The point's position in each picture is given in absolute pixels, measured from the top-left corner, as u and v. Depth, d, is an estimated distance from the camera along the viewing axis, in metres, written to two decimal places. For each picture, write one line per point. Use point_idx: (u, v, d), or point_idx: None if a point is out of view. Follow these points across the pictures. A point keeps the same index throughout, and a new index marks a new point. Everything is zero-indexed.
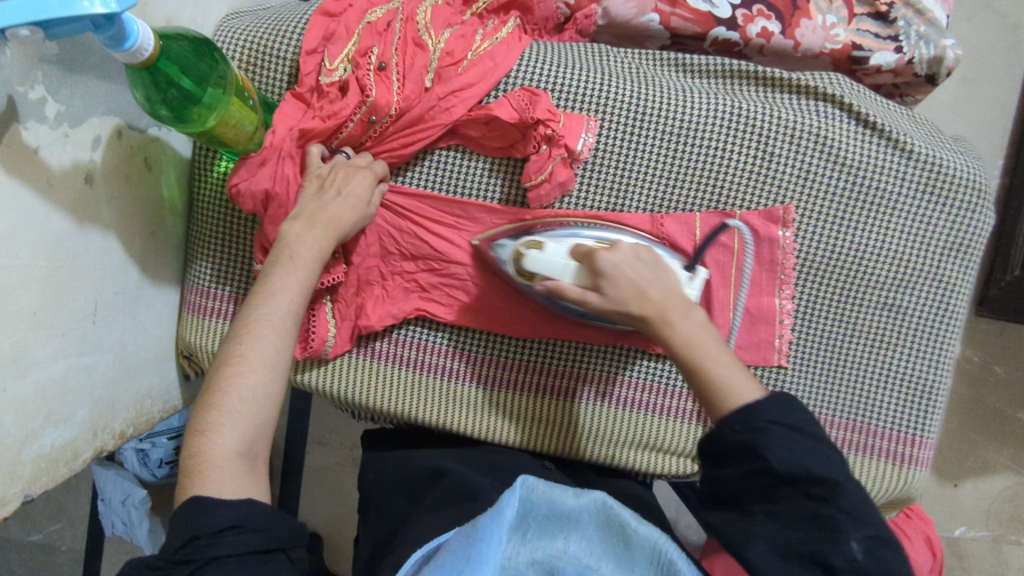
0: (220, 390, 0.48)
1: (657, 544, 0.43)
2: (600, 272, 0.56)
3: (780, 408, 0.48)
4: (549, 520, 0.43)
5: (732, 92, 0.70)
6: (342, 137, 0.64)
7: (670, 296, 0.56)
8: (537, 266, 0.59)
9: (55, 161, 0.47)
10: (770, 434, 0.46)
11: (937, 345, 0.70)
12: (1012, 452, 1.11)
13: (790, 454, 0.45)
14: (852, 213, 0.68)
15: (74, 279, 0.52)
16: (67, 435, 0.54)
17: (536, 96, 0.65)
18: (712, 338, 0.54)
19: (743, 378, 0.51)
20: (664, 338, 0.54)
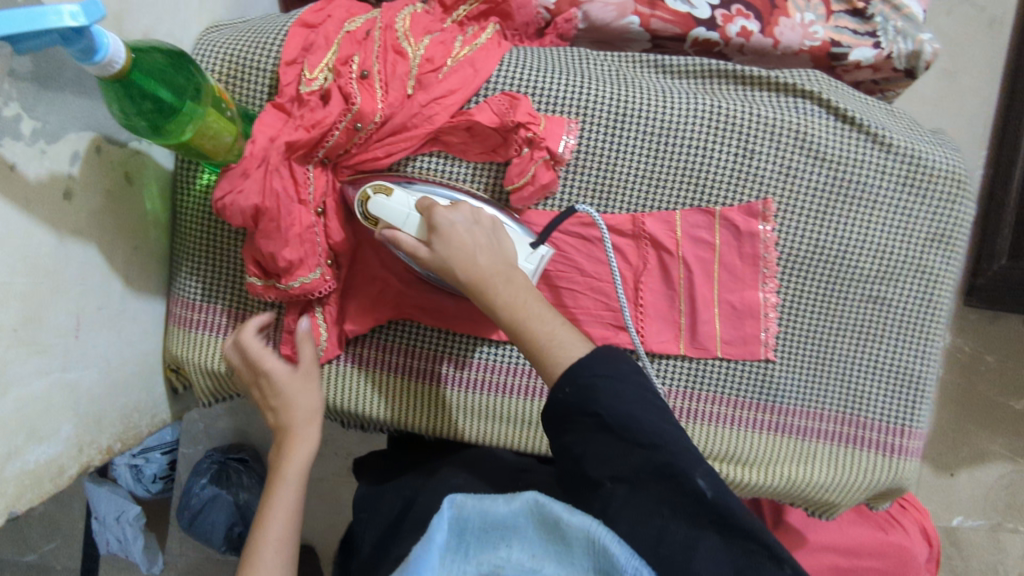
0: (247, 569, 0.58)
1: (591, 530, 0.36)
2: (434, 227, 0.58)
3: (598, 363, 0.51)
4: (485, 531, 0.36)
5: (710, 90, 0.70)
6: (326, 146, 0.63)
7: (499, 263, 0.58)
8: (380, 214, 0.60)
9: (33, 177, 0.47)
10: (600, 387, 0.49)
11: (922, 334, 0.71)
12: (1006, 441, 1.12)
13: (616, 400, 0.49)
14: (832, 207, 0.68)
15: (55, 295, 0.51)
16: (51, 451, 0.54)
17: (517, 100, 0.65)
18: (533, 298, 0.57)
19: (574, 337, 0.55)
20: (488, 297, 0.57)
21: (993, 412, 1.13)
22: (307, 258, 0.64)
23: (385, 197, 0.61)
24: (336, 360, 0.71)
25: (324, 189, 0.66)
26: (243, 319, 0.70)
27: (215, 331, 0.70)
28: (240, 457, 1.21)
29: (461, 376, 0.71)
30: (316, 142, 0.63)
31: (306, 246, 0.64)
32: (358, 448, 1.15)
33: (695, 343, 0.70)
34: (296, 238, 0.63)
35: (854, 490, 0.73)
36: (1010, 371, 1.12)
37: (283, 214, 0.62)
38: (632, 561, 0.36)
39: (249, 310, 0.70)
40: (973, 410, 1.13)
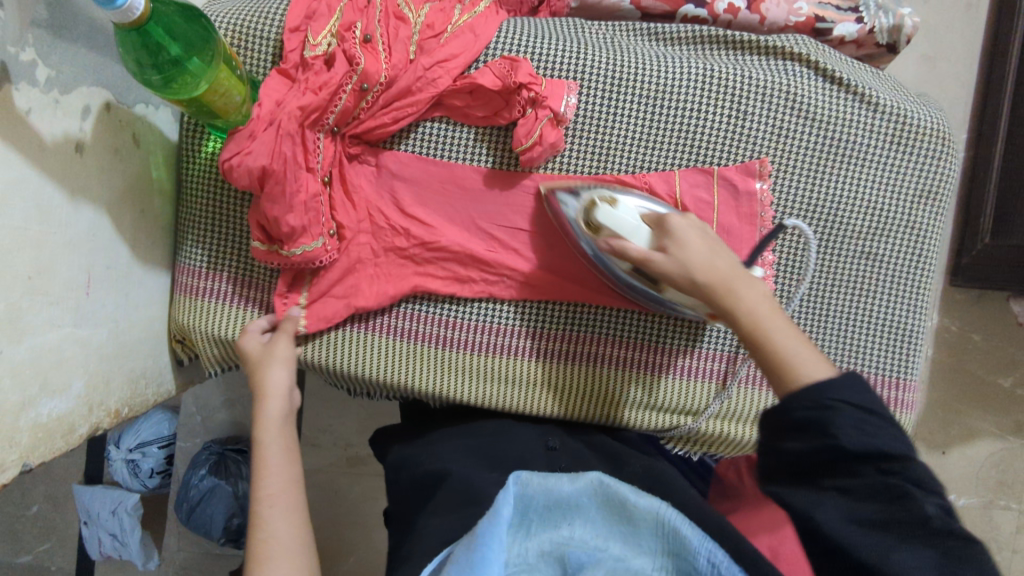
0: (263, 534, 0.54)
1: (659, 513, 0.42)
2: (670, 230, 0.60)
3: (853, 386, 0.46)
4: (551, 510, 0.44)
5: (704, 55, 0.72)
6: (336, 112, 0.64)
7: (733, 269, 0.58)
8: (604, 221, 0.61)
9: (49, 126, 0.48)
10: (846, 415, 0.44)
11: (915, 289, 0.73)
12: (995, 418, 1.14)
13: (859, 432, 0.43)
14: (825, 165, 0.71)
15: (66, 248, 0.52)
16: (63, 407, 0.53)
17: (517, 62, 0.67)
18: (774, 310, 0.55)
19: (816, 356, 0.51)
20: (730, 304, 0.56)
21: (983, 390, 1.14)
22: (311, 226, 0.64)
23: (610, 205, 0.61)
24: (343, 329, 0.71)
25: (331, 158, 0.67)
26: (248, 288, 0.70)
27: (221, 300, 0.70)
28: (240, 447, 1.19)
29: (638, 361, 0.73)
30: (326, 107, 0.63)
31: (311, 214, 0.64)
32: (357, 438, 1.15)
33: None
34: (302, 205, 0.62)
35: None
36: (998, 349, 1.14)
37: (289, 178, 0.61)
38: (704, 542, 0.40)
39: (255, 278, 0.70)
40: (962, 388, 1.15)
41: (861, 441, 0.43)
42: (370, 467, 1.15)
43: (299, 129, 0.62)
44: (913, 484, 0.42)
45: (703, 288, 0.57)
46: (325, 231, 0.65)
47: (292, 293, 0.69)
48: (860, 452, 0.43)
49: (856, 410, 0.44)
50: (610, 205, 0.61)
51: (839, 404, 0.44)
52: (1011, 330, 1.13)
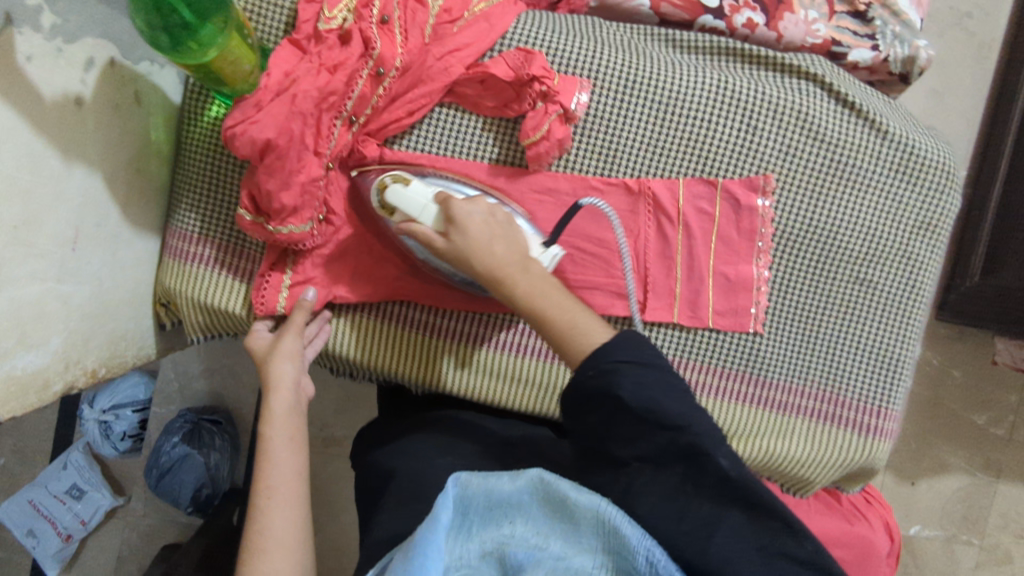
0: (259, 527, 0.55)
1: (600, 511, 0.43)
2: (453, 219, 0.57)
3: (622, 347, 0.50)
4: (490, 509, 0.43)
5: (719, 66, 0.72)
6: (353, 97, 0.62)
7: (516, 252, 0.57)
8: (396, 202, 0.59)
9: (50, 73, 0.47)
10: (626, 375, 0.49)
11: (905, 319, 0.73)
12: (967, 454, 1.15)
13: (638, 387, 0.49)
14: (829, 187, 0.71)
15: (57, 201, 0.50)
16: (39, 362, 0.52)
17: (532, 55, 0.66)
18: (554, 288, 0.56)
19: (594, 322, 0.54)
20: (506, 288, 0.56)
21: (958, 425, 1.16)
22: (303, 209, 0.63)
23: (402, 186, 0.60)
24: (338, 306, 0.71)
25: (344, 146, 0.64)
26: (242, 259, 0.69)
27: (212, 267, 0.68)
28: (215, 418, 1.18)
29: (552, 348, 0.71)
30: (343, 92, 0.62)
31: (307, 197, 0.62)
32: (333, 419, 1.14)
33: (689, 313, 0.72)
34: (299, 186, 0.61)
35: (825, 468, 0.75)
36: (975, 386, 1.15)
37: (293, 156, 0.60)
38: (642, 540, 0.42)
39: (248, 249, 0.69)
40: (937, 422, 1.16)
41: (641, 396, 0.48)
42: (344, 449, 1.14)
43: (315, 114, 0.61)
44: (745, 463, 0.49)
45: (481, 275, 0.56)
46: (316, 216, 0.64)
47: (274, 272, 0.67)
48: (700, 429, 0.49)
49: (631, 366, 0.49)
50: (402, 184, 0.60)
51: (617, 366, 0.49)
52: (989, 369, 1.15)
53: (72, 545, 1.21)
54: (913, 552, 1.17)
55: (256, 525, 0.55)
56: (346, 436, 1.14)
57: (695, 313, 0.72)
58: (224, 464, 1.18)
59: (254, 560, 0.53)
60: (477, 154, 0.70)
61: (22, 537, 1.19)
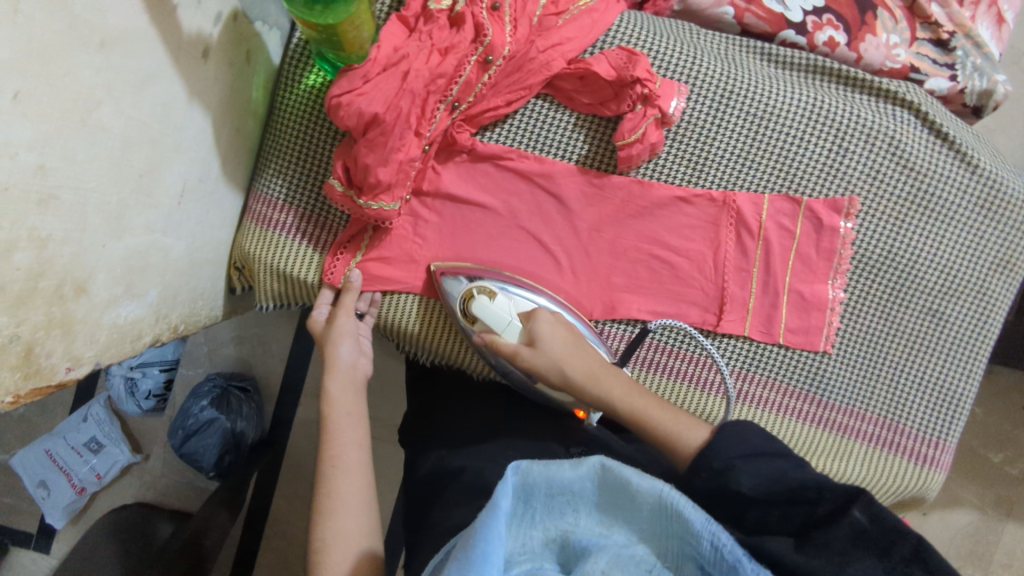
0: (328, 489, 0.56)
1: (664, 495, 0.39)
2: (537, 337, 0.61)
3: (731, 442, 0.52)
4: (552, 497, 0.41)
5: (815, 84, 0.72)
6: (460, 82, 0.62)
7: (595, 359, 0.62)
8: (481, 314, 0.64)
9: (187, 26, 0.48)
10: (739, 470, 0.50)
11: (970, 355, 0.74)
12: (978, 490, 1.16)
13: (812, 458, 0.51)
14: (913, 216, 0.71)
15: (174, 153, 0.50)
16: (137, 312, 0.52)
17: (636, 56, 0.65)
18: (642, 392, 0.62)
19: (690, 423, 0.58)
20: (604, 398, 0.61)
21: (971, 460, 1.16)
22: (395, 186, 0.62)
23: (487, 298, 0.64)
24: (410, 292, 0.70)
25: (442, 130, 0.64)
26: (322, 229, 0.68)
27: (291, 234, 0.68)
28: (244, 385, 1.17)
29: (662, 363, 0.72)
30: (451, 76, 0.62)
31: (401, 175, 0.62)
32: None
33: (762, 327, 0.72)
34: (397, 163, 0.60)
35: (875, 493, 0.76)
36: (995, 424, 1.16)
37: (396, 133, 0.59)
38: (708, 525, 0.38)
39: (330, 220, 0.68)
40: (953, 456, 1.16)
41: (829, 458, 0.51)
42: None
43: (425, 92, 0.61)
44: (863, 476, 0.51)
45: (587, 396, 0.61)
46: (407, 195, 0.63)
47: (352, 245, 0.68)
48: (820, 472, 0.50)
49: None
50: (486, 298, 0.64)
51: (732, 463, 0.51)
52: (1010, 409, 1.16)
53: (83, 499, 1.20)
54: None
55: (323, 489, 0.57)
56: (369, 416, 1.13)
57: (770, 328, 0.72)
58: (249, 432, 1.16)
59: (323, 519, 0.55)
60: (567, 148, 0.69)
61: (34, 488, 1.18)
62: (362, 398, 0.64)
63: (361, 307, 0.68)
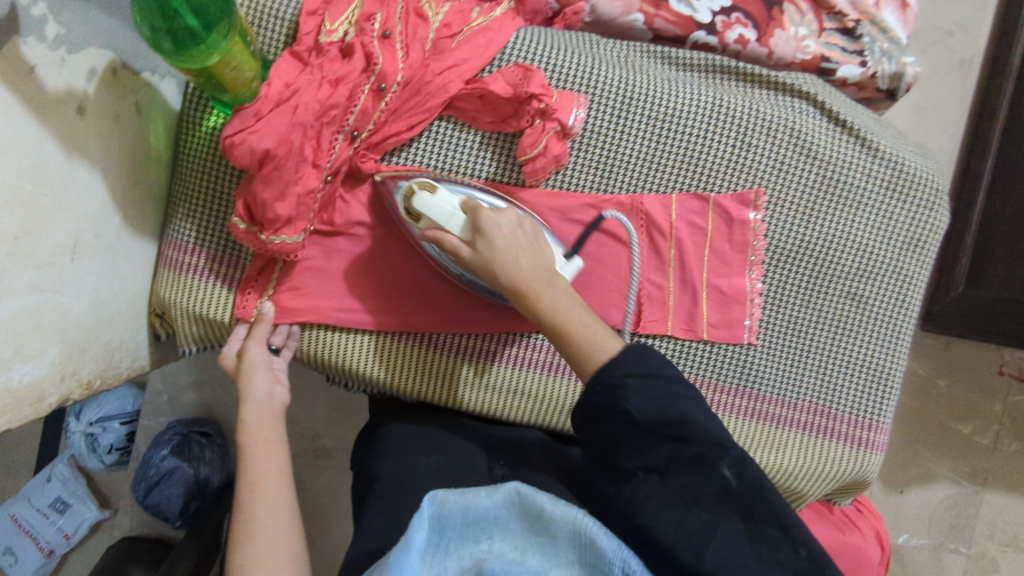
0: (244, 516, 0.55)
1: (577, 523, 0.39)
2: (478, 229, 0.58)
3: (630, 361, 0.53)
4: (468, 526, 0.39)
5: (714, 83, 0.73)
6: (355, 112, 0.63)
7: (540, 267, 0.58)
8: (424, 210, 0.60)
9: (53, 83, 0.48)
10: (632, 388, 0.51)
11: (895, 334, 0.75)
12: (953, 462, 1.15)
13: (647, 404, 0.51)
14: (822, 203, 0.72)
15: (56, 211, 0.50)
16: (35, 374, 0.52)
17: (531, 72, 0.67)
18: (575, 303, 0.58)
19: (607, 335, 0.56)
20: (529, 302, 0.57)
21: (944, 435, 1.15)
22: (297, 220, 0.63)
23: (429, 193, 0.60)
24: (331, 325, 0.70)
25: (343, 160, 0.64)
26: (232, 268, 0.68)
27: (205, 277, 0.68)
28: (204, 429, 1.15)
29: None
30: (346, 106, 0.62)
31: (302, 208, 0.63)
32: (323, 430, 1.12)
33: (684, 324, 0.73)
34: (294, 196, 0.61)
35: (818, 480, 0.76)
36: (961, 397, 1.15)
37: (290, 166, 0.60)
38: (619, 552, 0.38)
39: (241, 260, 0.68)
40: (925, 432, 1.15)
41: (650, 412, 0.50)
42: (335, 460, 1.12)
43: (318, 126, 0.61)
44: (697, 438, 0.50)
45: (505, 288, 0.57)
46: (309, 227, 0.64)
47: (263, 278, 0.68)
48: (650, 424, 0.50)
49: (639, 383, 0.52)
50: (429, 193, 0.60)
51: (625, 381, 0.52)
52: (976, 380, 1.15)
53: (53, 560, 1.17)
54: (902, 562, 1.17)
55: (240, 518, 0.55)
56: (335, 448, 1.12)
57: (692, 326, 0.73)
58: (213, 478, 1.14)
59: (243, 545, 0.53)
60: (475, 168, 0.70)
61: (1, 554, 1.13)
62: (283, 426, 0.64)
63: (276, 341, 0.68)
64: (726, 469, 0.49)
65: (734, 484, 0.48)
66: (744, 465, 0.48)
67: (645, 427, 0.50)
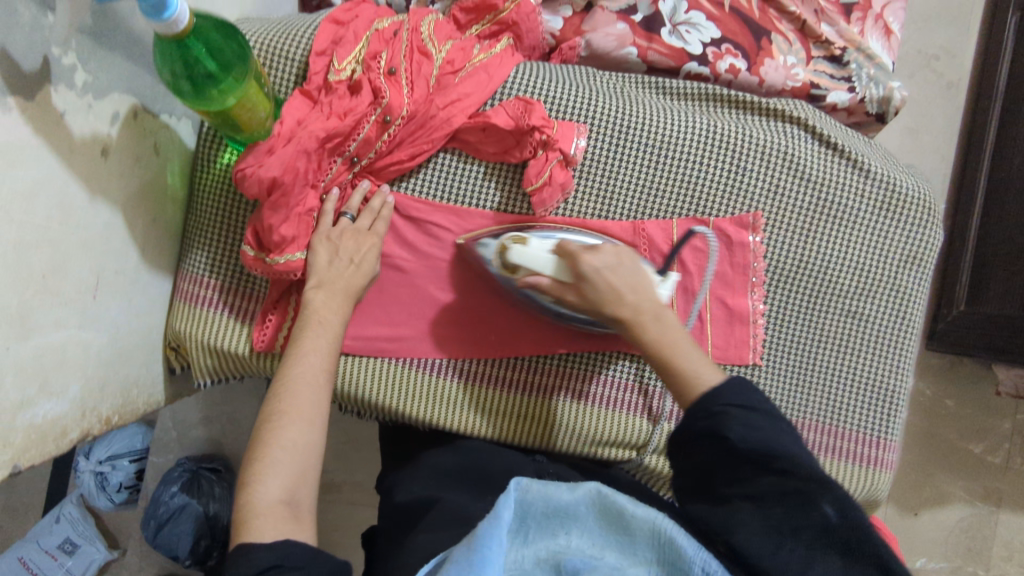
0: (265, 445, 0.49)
1: (656, 523, 0.41)
2: (582, 275, 0.59)
3: (734, 390, 0.50)
4: (548, 516, 0.42)
5: (708, 112, 0.76)
6: (358, 139, 0.65)
7: (647, 299, 0.58)
8: (521, 261, 0.63)
9: (80, 128, 0.51)
10: (735, 418, 0.48)
11: (897, 352, 0.76)
12: (966, 483, 1.14)
13: (748, 429, 0.48)
14: (818, 225, 0.74)
15: (80, 250, 0.52)
16: (58, 409, 0.53)
17: (531, 104, 0.69)
18: (683, 335, 0.57)
19: (706, 364, 0.54)
20: (636, 335, 0.57)
21: (955, 453, 1.15)
22: (301, 238, 0.65)
23: (522, 245, 0.64)
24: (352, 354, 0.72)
25: (343, 182, 0.68)
26: (246, 300, 0.70)
27: (220, 309, 0.70)
28: (213, 466, 1.15)
29: (616, 397, 0.74)
30: (348, 134, 0.65)
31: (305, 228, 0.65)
32: (333, 465, 1.12)
33: None
34: (297, 217, 0.64)
35: None
36: (969, 415, 1.15)
37: (296, 193, 0.63)
38: (699, 552, 0.39)
39: (255, 291, 0.70)
40: (935, 452, 1.15)
41: (751, 439, 0.47)
42: (345, 494, 1.12)
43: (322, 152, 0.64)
44: (806, 480, 0.45)
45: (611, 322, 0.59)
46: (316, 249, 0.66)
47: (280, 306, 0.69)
48: (748, 451, 0.47)
49: (740, 410, 0.49)
50: (520, 245, 0.64)
51: (727, 409, 0.49)
52: (984, 398, 1.14)
53: None
54: None
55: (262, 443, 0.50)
56: (346, 482, 1.12)
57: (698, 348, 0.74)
58: (224, 514, 1.14)
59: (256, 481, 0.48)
60: (480, 197, 0.72)
61: None
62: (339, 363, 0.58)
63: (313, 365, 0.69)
64: (828, 504, 0.44)
65: (836, 521, 0.43)
66: (849, 502, 0.44)
67: (742, 455, 0.47)
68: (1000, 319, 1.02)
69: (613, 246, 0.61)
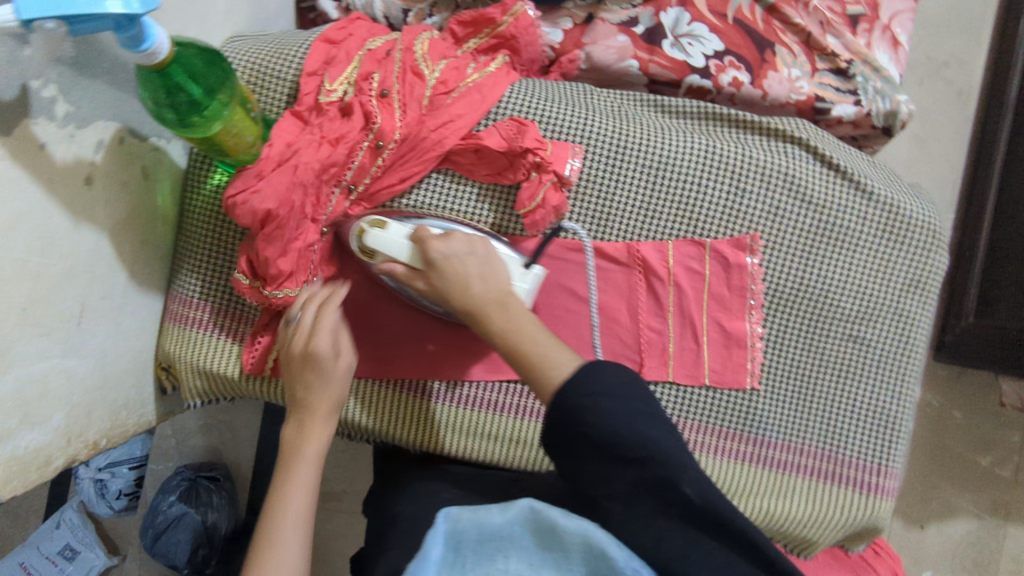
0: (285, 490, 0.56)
1: (589, 536, 0.34)
2: (431, 263, 0.58)
3: (593, 378, 0.49)
4: (481, 543, 0.34)
5: (707, 131, 0.74)
6: (353, 167, 0.65)
7: (495, 288, 0.58)
8: (376, 246, 0.61)
9: (63, 156, 0.50)
10: (595, 408, 0.47)
11: (898, 377, 0.74)
12: (974, 497, 1.12)
13: (617, 419, 0.47)
14: (818, 247, 0.72)
15: (64, 277, 0.52)
16: (41, 439, 0.53)
17: (525, 125, 0.68)
18: (536, 324, 0.56)
19: (563, 354, 0.53)
20: (484, 323, 0.57)
21: (962, 467, 1.12)
22: (298, 272, 0.64)
23: (380, 229, 0.61)
24: None
25: (341, 214, 0.67)
26: (237, 322, 0.69)
27: (210, 331, 0.69)
28: (212, 474, 1.15)
29: (507, 402, 0.72)
30: (344, 163, 0.64)
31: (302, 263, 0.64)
32: (332, 473, 1.12)
33: (685, 370, 0.73)
34: (295, 251, 0.63)
35: (825, 528, 0.75)
36: (979, 428, 1.12)
37: (292, 225, 0.62)
38: (631, 562, 0.34)
39: (246, 313, 0.69)
40: (943, 466, 1.13)
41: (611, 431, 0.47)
42: (344, 503, 1.12)
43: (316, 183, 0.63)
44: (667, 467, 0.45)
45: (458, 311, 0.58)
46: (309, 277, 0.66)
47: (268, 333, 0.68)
48: (608, 442, 0.46)
49: (608, 401, 0.48)
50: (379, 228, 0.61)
51: (593, 401, 0.48)
52: (993, 411, 1.12)
53: None
54: None
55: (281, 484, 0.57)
56: (345, 491, 1.12)
57: (695, 372, 0.73)
58: (222, 524, 1.12)
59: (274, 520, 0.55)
60: (473, 218, 0.71)
61: None
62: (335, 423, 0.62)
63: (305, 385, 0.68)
64: (686, 487, 0.44)
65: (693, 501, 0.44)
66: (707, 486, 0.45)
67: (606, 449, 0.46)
68: (1009, 334, 0.99)
69: (466, 235, 0.61)
